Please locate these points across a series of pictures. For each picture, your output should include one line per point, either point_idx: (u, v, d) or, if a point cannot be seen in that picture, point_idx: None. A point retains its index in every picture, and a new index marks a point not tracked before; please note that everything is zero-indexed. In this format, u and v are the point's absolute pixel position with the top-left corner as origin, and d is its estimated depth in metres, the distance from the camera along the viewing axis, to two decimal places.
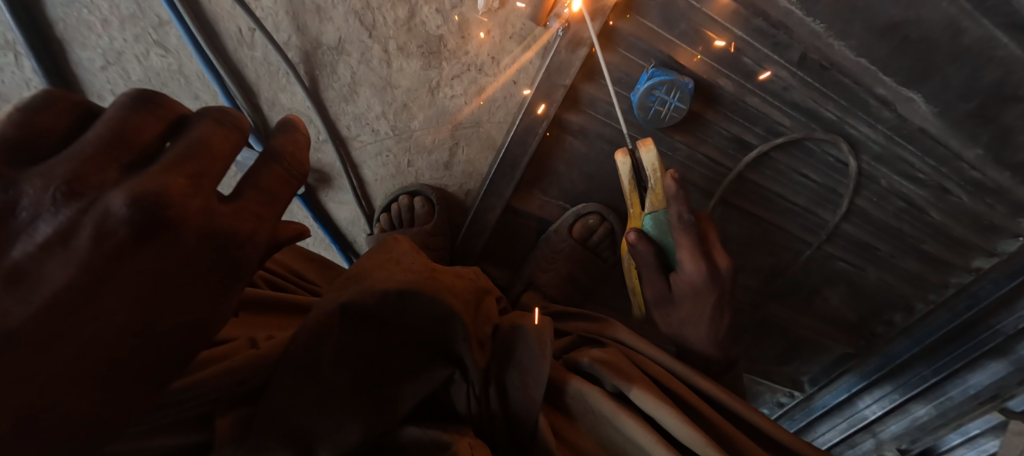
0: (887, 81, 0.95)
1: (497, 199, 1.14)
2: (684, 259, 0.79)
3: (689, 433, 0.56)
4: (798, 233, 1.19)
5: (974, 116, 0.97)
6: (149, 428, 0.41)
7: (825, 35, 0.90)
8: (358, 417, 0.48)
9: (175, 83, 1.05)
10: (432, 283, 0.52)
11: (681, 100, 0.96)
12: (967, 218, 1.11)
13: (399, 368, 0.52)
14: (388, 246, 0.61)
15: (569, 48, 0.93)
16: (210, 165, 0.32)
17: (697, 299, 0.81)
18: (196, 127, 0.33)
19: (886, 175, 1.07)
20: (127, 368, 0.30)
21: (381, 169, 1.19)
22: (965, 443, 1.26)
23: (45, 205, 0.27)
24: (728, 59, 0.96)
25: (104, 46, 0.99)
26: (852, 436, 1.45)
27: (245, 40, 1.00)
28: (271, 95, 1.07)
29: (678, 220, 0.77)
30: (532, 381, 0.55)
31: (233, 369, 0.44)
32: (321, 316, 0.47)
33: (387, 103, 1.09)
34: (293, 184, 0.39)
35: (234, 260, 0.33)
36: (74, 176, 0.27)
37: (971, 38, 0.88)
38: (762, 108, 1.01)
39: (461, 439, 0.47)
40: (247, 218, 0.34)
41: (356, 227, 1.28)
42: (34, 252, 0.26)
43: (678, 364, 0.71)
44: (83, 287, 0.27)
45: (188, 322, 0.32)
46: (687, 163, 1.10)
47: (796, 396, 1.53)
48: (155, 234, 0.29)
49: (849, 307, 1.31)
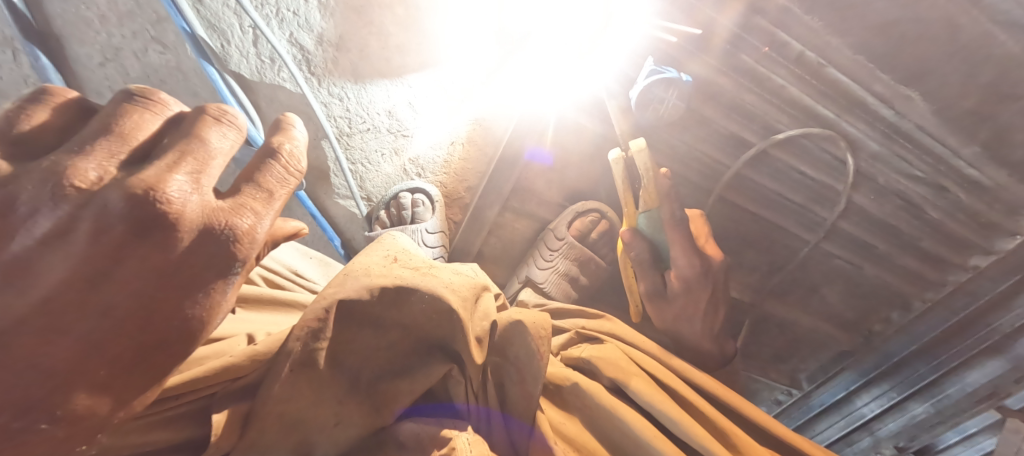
0: (885, 79, 0.95)
1: (496, 196, 1.14)
2: (678, 256, 0.81)
3: (688, 427, 0.57)
4: (796, 229, 1.20)
5: (971, 114, 0.97)
6: (150, 422, 0.42)
7: (823, 33, 0.91)
8: (356, 413, 0.49)
9: (173, 79, 1.05)
10: (428, 279, 0.53)
11: (679, 98, 0.93)
12: (963, 215, 1.12)
13: (397, 365, 0.52)
14: (385, 243, 0.61)
15: None
16: (208, 162, 0.33)
17: (690, 295, 0.83)
18: (193, 123, 0.33)
19: (883, 172, 1.08)
20: (124, 363, 0.30)
21: (381, 165, 1.20)
22: (962, 441, 1.27)
23: (44, 200, 0.27)
24: (727, 57, 0.95)
25: (102, 43, 0.99)
26: (850, 434, 1.46)
27: (247, 37, 1.00)
28: (270, 92, 1.07)
29: (670, 217, 0.79)
30: (530, 377, 0.57)
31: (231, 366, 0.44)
32: (319, 312, 0.47)
33: (387, 100, 1.09)
34: (293, 180, 0.38)
35: (232, 256, 0.33)
36: (72, 171, 0.28)
37: (969, 35, 0.88)
38: (760, 106, 1.02)
39: (457, 436, 0.48)
40: (245, 214, 0.34)
41: (355, 224, 1.26)
42: (33, 246, 0.27)
43: (676, 359, 0.72)
44: (82, 282, 0.27)
45: (186, 319, 0.31)
46: (686, 160, 1.11)
47: (794, 393, 1.54)
48: (153, 230, 0.29)
49: (846, 305, 1.32)
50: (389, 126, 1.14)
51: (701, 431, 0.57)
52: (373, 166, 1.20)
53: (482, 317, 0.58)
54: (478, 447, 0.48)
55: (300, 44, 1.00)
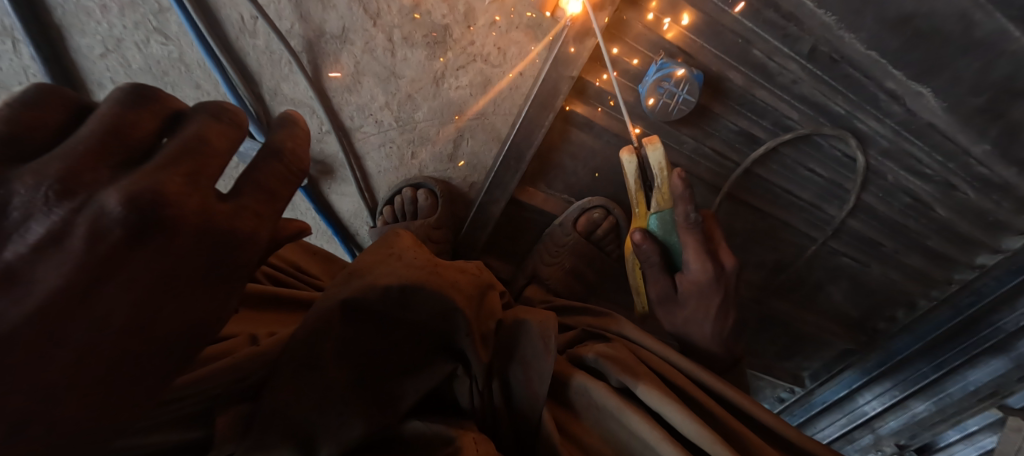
0: (897, 75, 0.93)
1: (501, 192, 1.14)
2: (691, 259, 0.78)
3: (697, 430, 0.56)
4: (804, 229, 1.18)
5: (982, 111, 0.95)
6: (151, 424, 0.40)
7: (836, 28, 0.89)
8: (361, 415, 0.47)
9: (176, 71, 1.04)
10: (434, 278, 0.52)
11: (690, 93, 0.94)
12: (973, 215, 1.10)
13: (401, 364, 0.51)
14: (390, 240, 0.60)
15: (576, 39, 0.91)
16: (208, 162, 0.32)
17: (701, 299, 0.80)
18: (193, 121, 0.32)
19: (893, 170, 1.06)
20: (126, 367, 0.29)
21: (384, 161, 1.18)
22: (964, 440, 1.21)
23: (37, 205, 0.26)
24: (738, 51, 0.93)
25: (104, 33, 0.97)
26: (851, 432, 1.43)
27: (248, 28, 0.98)
28: (274, 84, 1.06)
29: (684, 219, 0.76)
30: (536, 375, 0.55)
31: (235, 365, 0.44)
32: (321, 312, 0.47)
33: (390, 93, 1.08)
34: (295, 180, 0.38)
35: (233, 260, 0.33)
36: (70, 174, 0.27)
37: (982, 31, 0.86)
38: (771, 102, 0.99)
39: (466, 433, 0.47)
40: (247, 217, 0.33)
41: (359, 219, 1.27)
42: (26, 254, 0.25)
43: (684, 360, 0.70)
44: (78, 290, 0.27)
45: (189, 325, 0.31)
46: (694, 156, 1.09)
47: (796, 391, 1.54)
48: (153, 235, 0.28)
49: (851, 303, 1.31)
50: (394, 121, 1.12)
51: (711, 433, 0.55)
52: (377, 161, 1.18)
53: (487, 316, 0.58)
54: (484, 446, 0.47)
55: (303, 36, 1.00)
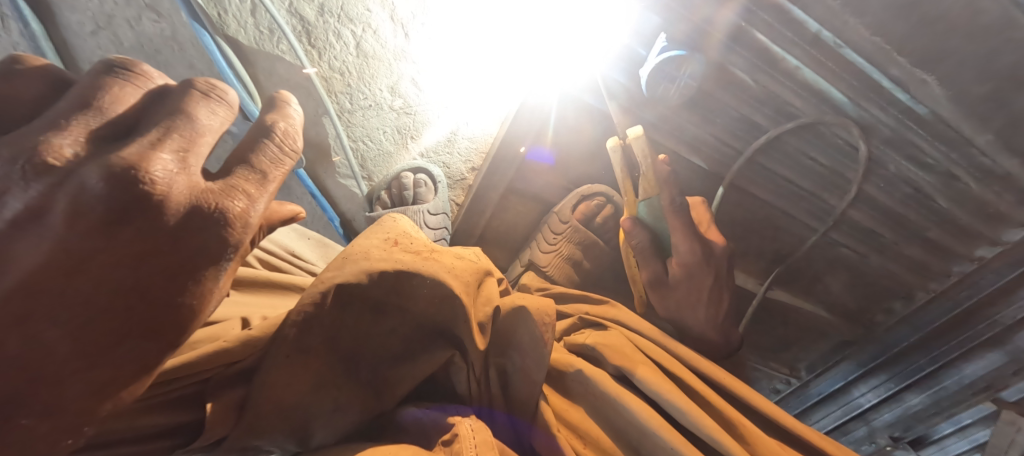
0: (902, 62, 0.90)
1: (500, 179, 1.11)
2: (678, 242, 0.78)
3: (696, 419, 0.55)
4: (805, 219, 1.17)
5: (987, 100, 0.92)
6: (142, 406, 0.41)
7: (843, 12, 0.85)
8: (357, 396, 0.48)
9: (168, 50, 1.01)
10: (430, 264, 0.51)
11: (692, 77, 0.90)
12: (973, 206, 1.07)
13: (398, 349, 0.51)
14: (386, 226, 0.59)
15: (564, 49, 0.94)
16: (196, 139, 0.31)
17: (691, 283, 0.79)
18: (179, 96, 0.32)
19: (895, 160, 1.04)
20: (111, 349, 0.29)
21: (383, 144, 1.17)
22: (957, 433, 1.30)
23: (14, 179, 0.25)
24: (744, 37, 0.90)
25: (94, 9, 0.95)
26: (845, 423, 1.48)
27: (245, 6, 0.98)
28: (269, 65, 1.04)
29: (669, 203, 0.76)
30: (532, 363, 0.55)
31: (225, 350, 0.42)
32: (316, 296, 0.45)
33: (391, 76, 1.09)
34: (287, 161, 0.37)
35: (222, 241, 0.32)
36: (47, 147, 0.26)
37: (992, 18, 0.82)
38: (772, 88, 0.97)
39: (461, 422, 0.47)
40: (236, 195, 0.32)
41: (356, 205, 1.23)
42: (5, 228, 0.25)
43: (683, 347, 0.70)
44: (59, 268, 0.26)
45: (180, 310, 0.31)
46: (694, 143, 1.08)
47: (793, 382, 1.55)
48: (134, 213, 0.27)
49: (849, 293, 1.29)
50: (392, 103, 1.12)
51: (709, 422, 0.55)
52: (374, 144, 1.17)
53: (485, 303, 0.57)
54: (482, 433, 0.46)
55: (301, 14, 1.00)
